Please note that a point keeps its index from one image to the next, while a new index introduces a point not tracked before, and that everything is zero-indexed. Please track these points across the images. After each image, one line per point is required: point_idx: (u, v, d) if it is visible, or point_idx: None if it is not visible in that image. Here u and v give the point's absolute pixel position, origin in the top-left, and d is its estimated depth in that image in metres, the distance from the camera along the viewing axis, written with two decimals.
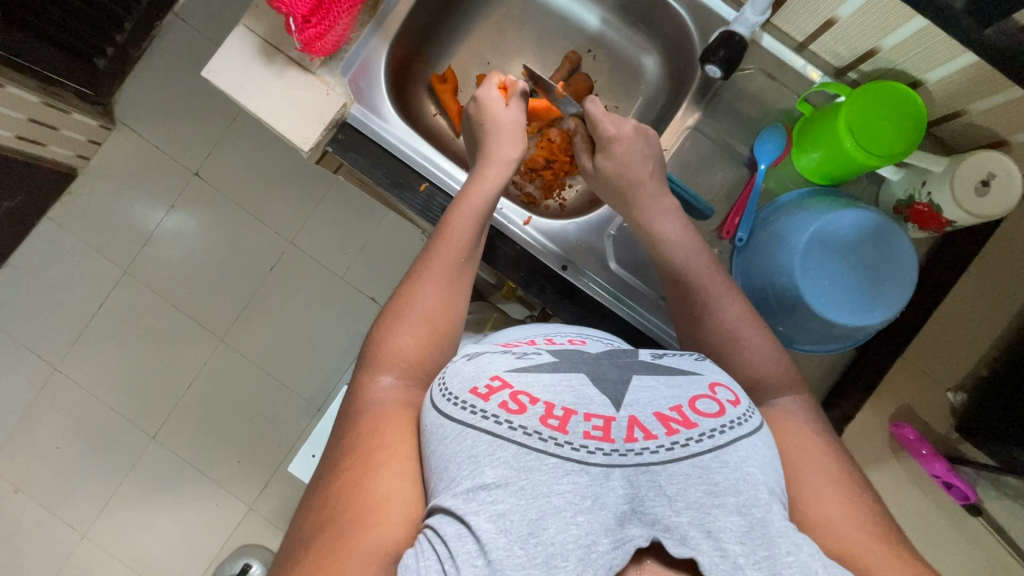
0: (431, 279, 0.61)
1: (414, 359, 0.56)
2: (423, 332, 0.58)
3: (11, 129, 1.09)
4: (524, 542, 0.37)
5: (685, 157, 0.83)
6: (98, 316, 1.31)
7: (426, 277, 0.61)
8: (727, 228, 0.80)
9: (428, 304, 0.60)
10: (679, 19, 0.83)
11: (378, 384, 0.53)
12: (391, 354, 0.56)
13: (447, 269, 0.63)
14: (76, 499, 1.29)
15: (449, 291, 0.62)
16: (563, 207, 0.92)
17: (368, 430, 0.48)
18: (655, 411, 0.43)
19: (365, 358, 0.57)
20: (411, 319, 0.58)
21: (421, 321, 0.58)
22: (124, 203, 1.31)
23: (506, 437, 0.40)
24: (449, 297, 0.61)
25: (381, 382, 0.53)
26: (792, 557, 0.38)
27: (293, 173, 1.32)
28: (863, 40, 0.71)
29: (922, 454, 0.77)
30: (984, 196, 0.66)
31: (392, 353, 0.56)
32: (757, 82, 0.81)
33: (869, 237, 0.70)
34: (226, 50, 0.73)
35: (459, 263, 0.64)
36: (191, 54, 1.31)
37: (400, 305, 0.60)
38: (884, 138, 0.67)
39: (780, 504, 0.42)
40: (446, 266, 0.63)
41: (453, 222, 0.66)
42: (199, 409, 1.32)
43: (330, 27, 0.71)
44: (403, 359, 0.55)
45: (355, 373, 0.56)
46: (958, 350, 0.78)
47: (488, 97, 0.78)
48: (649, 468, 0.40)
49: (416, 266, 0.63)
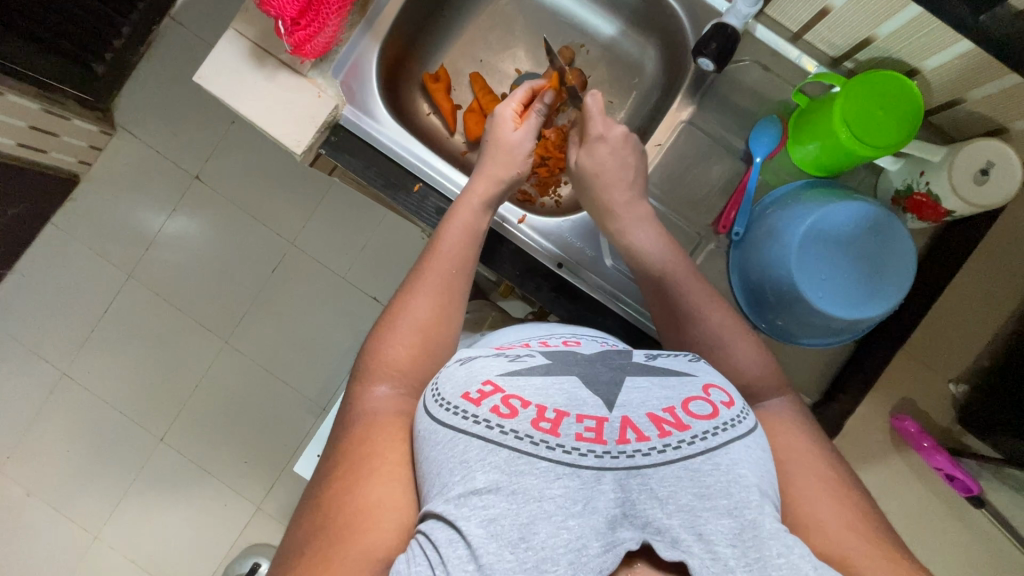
0: (424, 290, 0.61)
1: (406, 368, 0.56)
2: (414, 342, 0.58)
3: (11, 137, 1.10)
4: (514, 547, 0.37)
5: (680, 151, 0.82)
6: (103, 320, 1.33)
7: (420, 288, 0.61)
8: (723, 223, 0.79)
9: (419, 313, 0.59)
10: (671, 11, 0.82)
11: (372, 395, 0.53)
12: (384, 365, 0.56)
13: (440, 280, 0.63)
14: (87, 501, 1.31)
15: (441, 299, 0.61)
16: (559, 203, 0.91)
17: (361, 438, 0.48)
18: (648, 413, 0.43)
19: (358, 371, 0.57)
20: (402, 330, 0.58)
21: (410, 330, 0.58)
22: (125, 207, 1.32)
23: (498, 441, 0.40)
24: (442, 304, 0.61)
25: (375, 393, 0.53)
26: (782, 559, 0.37)
27: (292, 173, 1.33)
28: (858, 29, 0.69)
29: (924, 447, 0.76)
30: (983, 184, 0.66)
31: (386, 363, 0.56)
32: (752, 73, 0.80)
33: (865, 230, 0.69)
34: (217, 54, 0.73)
35: (453, 271, 0.64)
36: (188, 57, 1.31)
37: (393, 314, 0.60)
38: (880, 127, 0.66)
39: (772, 506, 0.41)
40: (440, 276, 0.63)
41: (447, 233, 0.66)
42: (205, 411, 1.33)
43: (319, 29, 0.70)
44: (396, 370, 0.55)
45: (349, 385, 0.56)
46: (960, 341, 0.77)
47: (506, 115, 0.77)
48: (639, 472, 0.40)
49: (413, 274, 0.63)
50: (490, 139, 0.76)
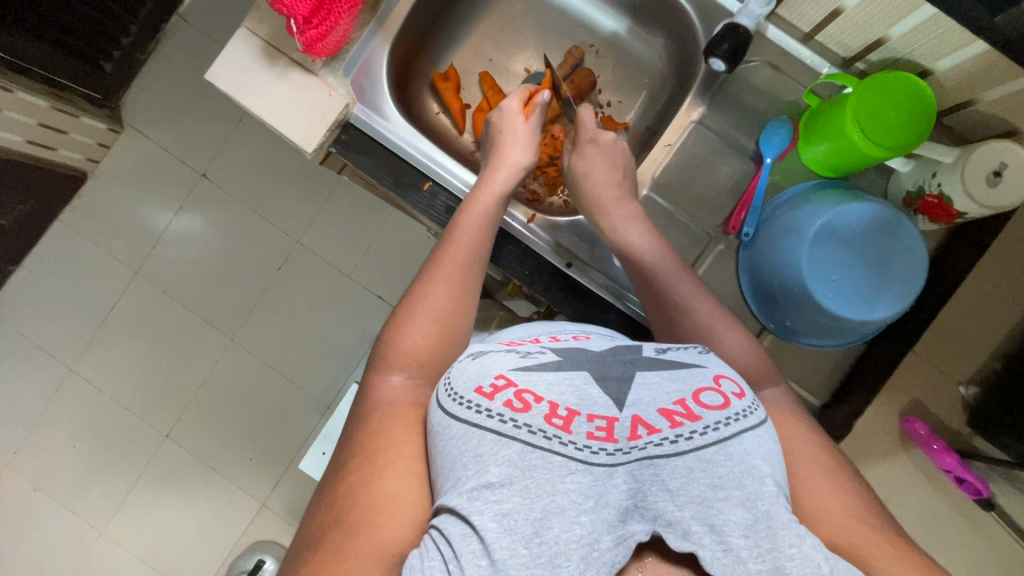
0: (441, 277, 0.62)
1: (425, 357, 0.56)
2: (432, 330, 0.58)
3: (20, 134, 1.10)
4: (527, 541, 0.36)
5: (690, 152, 0.82)
6: (110, 318, 1.33)
7: (438, 277, 0.62)
8: (732, 223, 0.79)
9: (438, 301, 0.60)
10: (681, 11, 0.82)
11: (389, 383, 0.53)
12: (402, 352, 0.56)
13: (457, 267, 0.63)
14: (93, 497, 1.32)
15: (459, 289, 0.62)
16: (567, 204, 0.89)
17: (377, 427, 0.48)
18: (659, 408, 0.43)
19: (375, 358, 0.57)
20: (421, 318, 0.58)
21: (428, 318, 0.58)
22: (133, 205, 1.33)
23: (511, 435, 0.40)
24: (457, 293, 0.61)
25: (391, 381, 0.53)
26: (795, 550, 0.37)
27: (299, 172, 1.33)
28: (871, 30, 0.69)
29: (934, 449, 0.76)
30: (995, 186, 0.65)
31: (405, 351, 0.56)
32: (762, 73, 0.80)
33: (878, 230, 0.69)
34: (229, 53, 0.73)
35: (470, 262, 0.64)
36: (195, 56, 1.31)
37: (411, 302, 0.60)
38: (892, 129, 0.66)
39: (783, 496, 0.41)
40: (457, 265, 0.63)
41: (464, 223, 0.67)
42: (210, 409, 1.33)
43: (331, 28, 0.71)
44: (414, 359, 0.56)
45: (367, 372, 0.56)
46: (969, 342, 0.77)
47: (512, 106, 0.79)
48: (652, 463, 0.40)
49: (428, 264, 0.64)
50: (498, 126, 0.78)
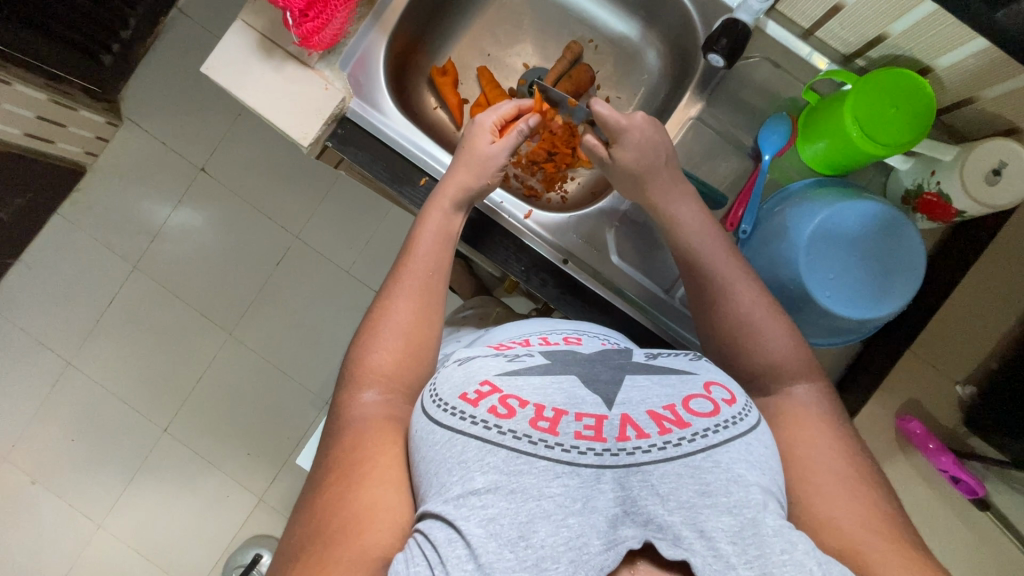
0: (404, 293, 0.60)
1: (393, 374, 0.55)
2: (398, 346, 0.57)
3: (19, 126, 1.10)
4: (514, 545, 0.36)
5: (689, 149, 0.81)
6: (108, 312, 1.33)
7: (399, 292, 0.60)
8: (731, 219, 0.78)
9: (401, 317, 0.59)
10: (681, 6, 0.82)
11: (360, 402, 0.53)
12: (370, 370, 0.55)
13: (419, 281, 0.62)
14: (92, 489, 1.32)
15: (422, 302, 0.61)
16: (565, 199, 0.91)
17: (352, 444, 0.48)
18: (648, 410, 0.43)
19: (344, 377, 0.56)
20: (385, 335, 0.57)
21: (395, 336, 0.57)
22: (132, 199, 1.33)
23: (495, 441, 0.40)
24: (422, 308, 0.60)
25: (363, 399, 0.53)
26: (786, 556, 0.37)
27: (296, 167, 1.33)
28: (870, 26, 0.69)
29: (930, 448, 0.76)
30: (995, 185, 0.65)
31: (372, 368, 0.55)
32: (762, 70, 0.79)
33: (874, 229, 0.68)
34: (225, 45, 0.73)
35: (428, 275, 0.63)
36: (195, 49, 1.31)
37: (374, 321, 0.59)
38: (890, 126, 0.65)
39: (775, 502, 0.41)
40: (418, 279, 0.62)
41: (420, 234, 0.65)
42: (208, 403, 1.33)
43: (327, 21, 0.69)
44: (382, 375, 0.55)
45: (337, 392, 0.56)
46: (970, 342, 0.76)
47: (485, 122, 0.74)
48: (640, 469, 0.40)
49: (392, 275, 0.63)
50: (464, 146, 0.73)
